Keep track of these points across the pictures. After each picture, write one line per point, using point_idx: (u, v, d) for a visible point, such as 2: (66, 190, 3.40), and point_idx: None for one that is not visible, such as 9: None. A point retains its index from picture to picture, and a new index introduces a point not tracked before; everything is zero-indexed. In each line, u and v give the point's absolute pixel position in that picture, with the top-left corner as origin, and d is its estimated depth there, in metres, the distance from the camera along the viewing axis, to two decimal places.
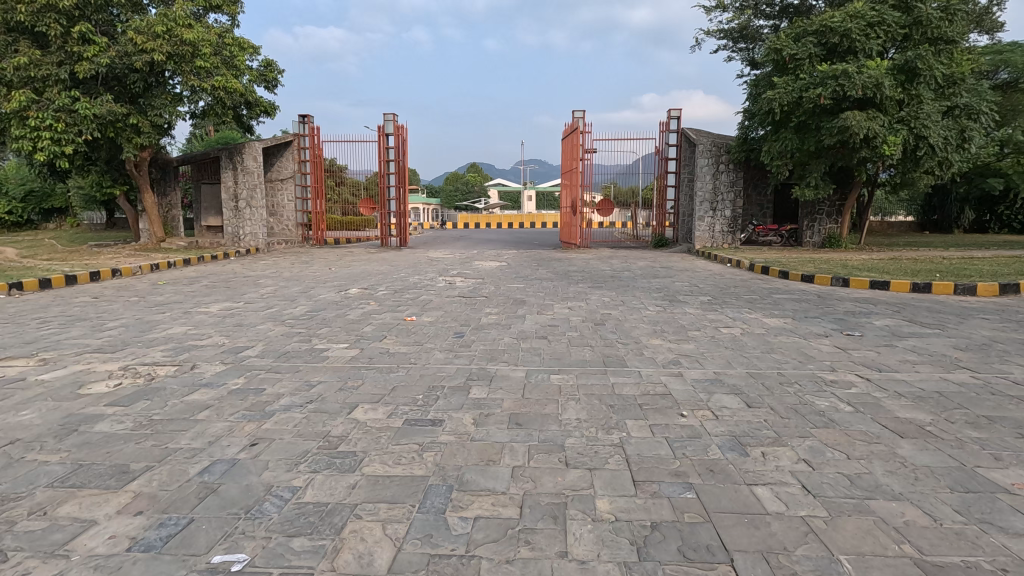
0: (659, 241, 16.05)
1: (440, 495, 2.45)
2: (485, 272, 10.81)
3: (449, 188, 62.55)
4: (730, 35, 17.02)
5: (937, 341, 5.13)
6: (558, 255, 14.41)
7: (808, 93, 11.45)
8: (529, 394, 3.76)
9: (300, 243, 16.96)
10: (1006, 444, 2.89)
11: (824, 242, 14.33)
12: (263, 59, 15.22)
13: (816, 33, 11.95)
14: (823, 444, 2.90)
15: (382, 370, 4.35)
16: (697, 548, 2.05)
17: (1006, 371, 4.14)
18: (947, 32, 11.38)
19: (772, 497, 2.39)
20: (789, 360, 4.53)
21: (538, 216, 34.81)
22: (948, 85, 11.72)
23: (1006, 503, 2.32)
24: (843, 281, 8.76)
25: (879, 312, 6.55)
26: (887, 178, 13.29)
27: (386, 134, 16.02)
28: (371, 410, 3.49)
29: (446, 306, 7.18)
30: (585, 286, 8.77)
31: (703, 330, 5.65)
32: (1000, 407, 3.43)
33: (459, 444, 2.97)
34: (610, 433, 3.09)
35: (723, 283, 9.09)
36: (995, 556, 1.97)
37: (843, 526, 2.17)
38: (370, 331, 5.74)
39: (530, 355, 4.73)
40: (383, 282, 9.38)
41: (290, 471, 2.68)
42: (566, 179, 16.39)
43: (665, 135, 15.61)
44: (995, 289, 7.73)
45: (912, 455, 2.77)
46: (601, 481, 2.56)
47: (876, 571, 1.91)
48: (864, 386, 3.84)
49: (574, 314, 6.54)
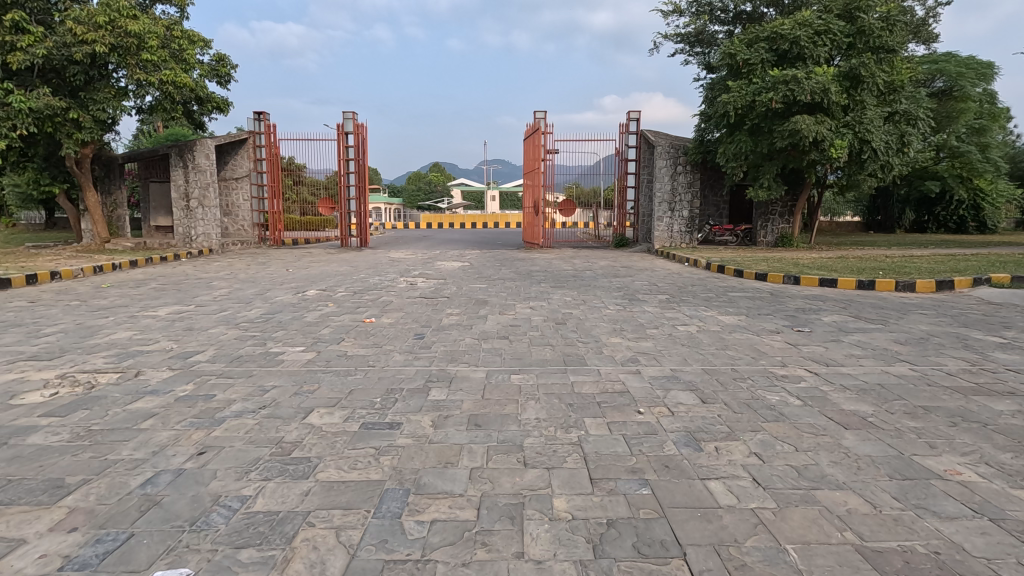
0: (620, 242, 16.28)
1: (396, 500, 2.41)
2: (447, 272, 10.78)
3: (412, 188, 62.04)
4: (687, 40, 17.46)
5: (880, 335, 5.38)
6: (522, 255, 14.48)
7: (760, 97, 11.83)
8: (489, 394, 3.75)
9: (256, 243, 16.48)
10: (941, 432, 3.05)
11: (777, 242, 14.86)
12: (214, 52, 14.71)
13: (768, 39, 12.38)
14: (773, 438, 3.00)
15: (339, 373, 4.26)
16: (651, 544, 2.08)
17: (941, 363, 4.40)
18: (888, 41, 11.85)
19: (724, 491, 2.44)
20: (742, 356, 4.66)
21: (501, 216, 34.84)
22: (889, 92, 12.31)
23: (939, 488, 2.44)
24: (794, 280, 9.08)
25: (827, 308, 6.84)
26: (835, 180, 13.80)
27: (346, 133, 15.74)
28: (327, 414, 3.41)
29: (407, 307, 7.10)
30: (548, 286, 8.82)
31: (660, 328, 5.75)
32: (935, 397, 3.62)
33: (417, 447, 2.93)
34: (568, 432, 3.10)
35: (682, 282, 9.31)
36: (928, 540, 2.08)
37: (790, 517, 2.24)
38: (329, 334, 5.62)
39: (491, 356, 4.72)
40: (342, 283, 9.22)
41: (240, 480, 2.58)
42: (529, 179, 16.46)
43: (625, 136, 15.82)
44: (931, 286, 8.18)
45: (856, 446, 2.88)
46: (558, 480, 2.57)
47: (821, 558, 1.98)
48: (813, 380, 3.99)
49: (536, 314, 6.56)
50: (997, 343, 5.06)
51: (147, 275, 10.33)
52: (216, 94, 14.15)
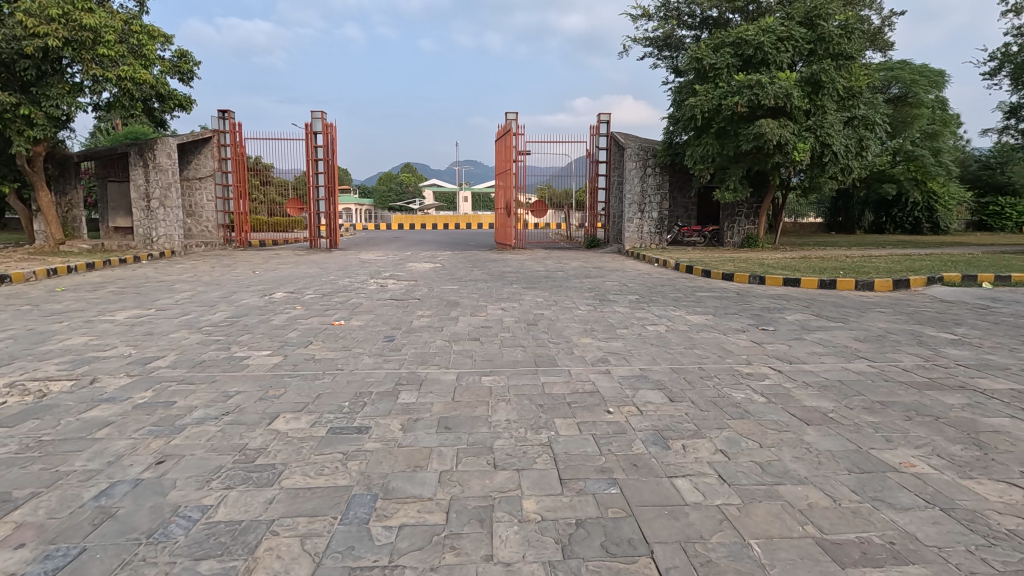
0: (591, 242, 16.41)
1: (363, 505, 2.37)
2: (418, 273, 10.68)
3: (384, 188, 61.41)
4: (655, 44, 17.75)
5: (841, 333, 5.55)
6: (494, 255, 14.45)
7: (725, 101, 12.12)
8: (460, 396, 3.73)
9: (221, 245, 16.05)
10: (897, 426, 3.16)
11: (743, 242, 15.24)
12: (176, 48, 14.29)
13: (733, 45, 12.68)
14: (738, 435, 3.05)
15: (306, 377, 4.18)
16: (619, 543, 2.09)
17: (897, 359, 4.56)
18: (846, 48, 12.24)
19: (690, 489, 2.48)
20: (709, 355, 4.75)
21: (474, 216, 34.70)
22: (848, 97, 12.72)
23: (895, 481, 2.53)
24: (759, 279, 9.31)
25: (791, 307, 7.03)
26: (798, 182, 14.19)
27: (314, 132, 15.48)
28: (293, 420, 3.34)
29: (377, 309, 7.02)
30: (520, 287, 8.84)
31: (630, 328, 5.82)
32: (892, 392, 3.76)
33: (386, 451, 2.90)
34: (538, 433, 3.11)
35: (651, 282, 9.43)
36: (884, 531, 2.15)
37: (754, 512, 2.29)
38: (296, 337, 5.51)
39: (462, 358, 4.70)
40: (310, 285, 9.06)
41: (200, 489, 2.51)
42: (501, 180, 16.46)
43: (595, 138, 15.94)
44: (889, 284, 8.48)
45: (817, 441, 2.97)
46: (528, 481, 2.57)
47: (783, 552, 2.03)
48: (776, 378, 4.08)
49: (508, 315, 6.57)
50: (949, 339, 5.27)
51: (105, 278, 9.95)
52: (177, 92, 13.77)
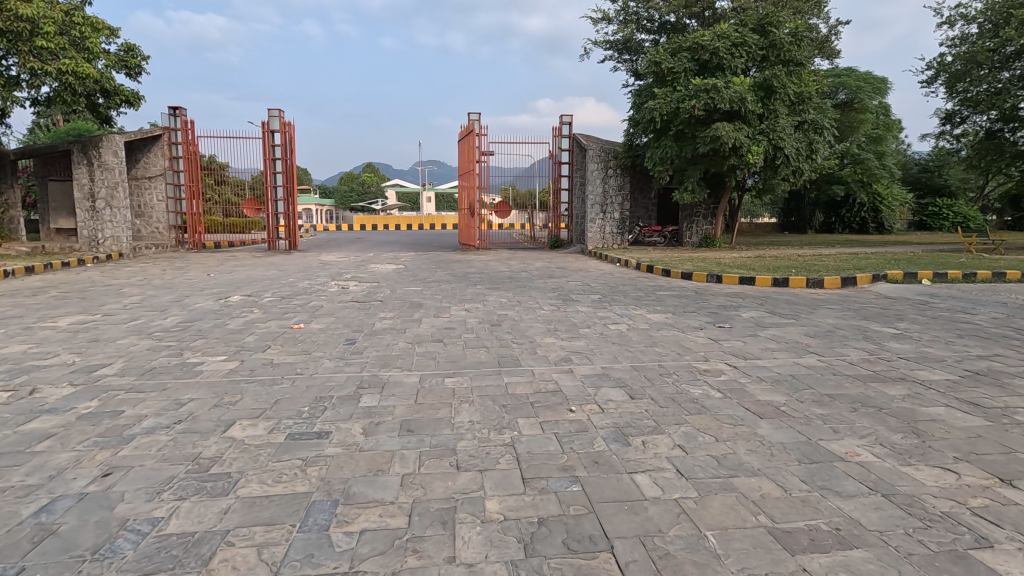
0: (555, 242, 16.54)
1: (323, 512, 2.33)
2: (380, 275, 10.54)
3: (345, 188, 60.35)
4: (616, 47, 18.06)
5: (793, 329, 5.77)
6: (458, 256, 14.40)
7: (683, 104, 12.42)
8: (423, 399, 3.70)
9: (173, 247, 15.45)
10: (843, 418, 3.31)
11: (702, 242, 15.66)
12: (122, 42, 13.69)
13: (690, 49, 13.00)
14: (696, 430, 3.14)
15: (264, 383, 4.06)
16: (580, 540, 2.12)
17: (844, 354, 4.78)
18: (796, 55, 12.72)
19: (649, 483, 2.54)
20: (669, 353, 4.86)
21: (438, 217, 34.44)
22: (799, 102, 13.21)
23: (841, 469, 2.65)
24: (717, 278, 9.59)
25: (746, 305, 7.26)
26: (753, 184, 14.66)
27: (271, 131, 15.08)
28: (250, 427, 3.25)
29: (338, 311, 6.90)
30: (484, 288, 8.83)
31: (593, 327, 5.91)
32: (839, 385, 3.94)
33: (347, 456, 2.85)
34: (502, 433, 3.12)
35: (613, 282, 9.58)
36: (831, 518, 2.25)
37: (710, 504, 2.36)
38: (253, 341, 5.36)
39: (425, 360, 4.67)
40: (268, 288, 8.83)
41: (151, 502, 2.41)
42: (464, 181, 16.40)
43: (558, 139, 16.06)
44: (837, 282, 8.86)
45: (770, 434, 3.08)
46: (491, 481, 2.57)
47: (737, 542, 2.09)
48: (732, 373, 4.21)
49: (471, 316, 6.56)
50: (892, 334, 5.55)
51: (46, 283, 9.45)
52: (124, 87, 13.20)
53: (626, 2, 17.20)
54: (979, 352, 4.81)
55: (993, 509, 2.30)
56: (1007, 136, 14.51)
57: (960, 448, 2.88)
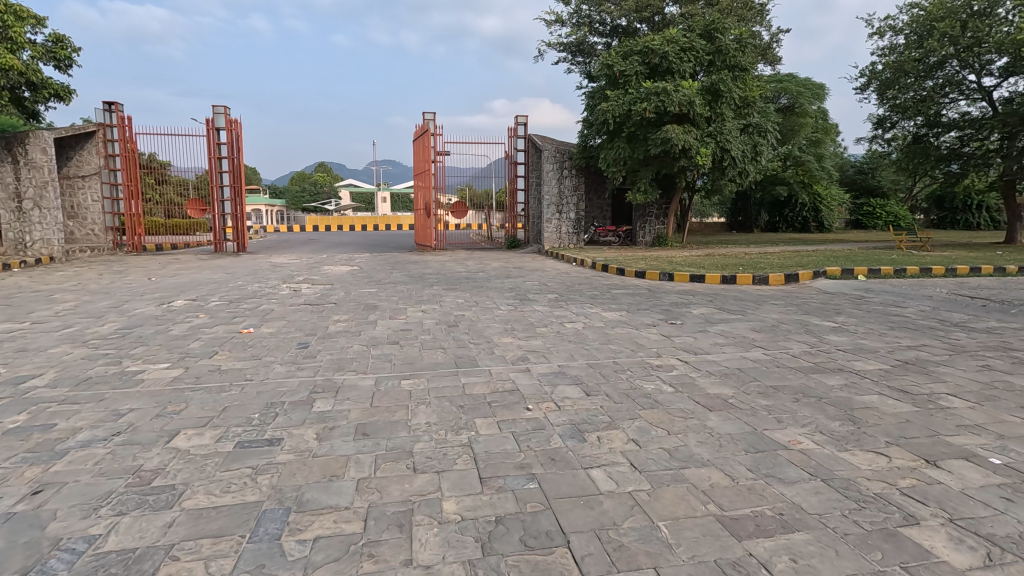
0: (512, 242, 16.59)
1: (275, 520, 2.27)
2: (334, 277, 10.32)
3: (296, 188, 58.71)
4: (569, 49, 18.31)
5: (740, 324, 6.01)
6: (414, 257, 14.24)
7: (635, 107, 12.69)
8: (379, 402, 3.65)
9: (110, 250, 14.63)
10: (787, 408, 3.47)
11: (654, 241, 16.07)
12: (50, 32, 12.89)
13: (641, 53, 13.32)
14: (649, 424, 3.23)
15: (211, 391, 3.90)
16: (537, 536, 2.15)
17: (787, 347, 5.01)
18: (741, 60, 13.23)
19: (605, 478, 2.59)
20: (623, 349, 4.97)
21: (392, 217, 33.94)
22: (744, 106, 13.72)
23: (784, 457, 2.78)
24: (669, 276, 9.85)
25: (697, 302, 7.50)
26: (702, 185, 15.15)
27: (216, 129, 14.51)
28: (196, 436, 3.12)
29: (290, 314, 6.70)
30: (441, 289, 8.77)
31: (549, 326, 5.97)
32: (783, 376, 4.13)
33: (300, 463, 2.78)
34: (459, 434, 3.12)
35: (569, 281, 9.70)
36: (775, 503, 2.35)
37: (662, 496, 2.43)
38: (198, 347, 5.15)
39: (380, 362, 4.60)
40: (215, 292, 8.49)
41: (87, 519, 2.28)
42: (420, 181, 16.24)
43: (513, 140, 16.11)
44: (781, 278, 9.27)
45: (719, 426, 3.19)
46: (448, 482, 2.57)
47: (688, 531, 2.17)
48: (684, 368, 4.34)
49: (428, 317, 6.50)
50: (831, 327, 5.85)
51: None
52: (53, 81, 12.45)
53: (579, 5, 17.48)
54: (909, 343, 5.13)
55: (919, 488, 2.46)
56: (931, 140, 15.60)
57: (891, 433, 3.07)
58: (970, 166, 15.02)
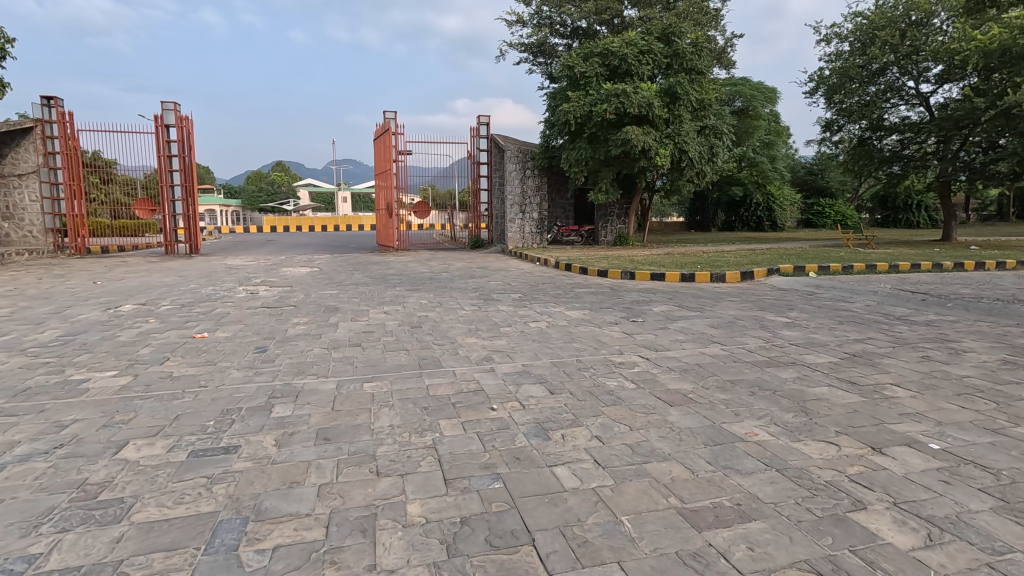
0: (475, 242, 16.53)
1: (232, 530, 2.20)
2: (293, 279, 10.06)
3: (252, 188, 56.97)
4: (530, 49, 18.40)
5: (699, 321, 6.16)
6: (377, 258, 14.03)
7: (596, 108, 12.87)
8: (341, 406, 3.58)
9: (51, 252, 13.85)
10: (744, 401, 3.58)
11: (616, 241, 16.32)
12: None
13: (600, 55, 13.52)
14: (611, 420, 3.27)
15: (162, 398, 3.75)
16: (502, 535, 2.15)
17: (743, 342, 5.18)
18: (697, 64, 13.58)
19: (568, 475, 2.61)
20: (586, 347, 5.03)
21: (353, 218, 33.37)
22: (700, 109, 14.06)
23: (741, 449, 2.86)
24: (630, 275, 10.02)
25: (657, 300, 7.66)
26: (661, 185, 15.47)
27: (166, 126, 13.94)
28: (146, 446, 2.99)
29: (247, 318, 6.50)
30: (403, 290, 8.67)
31: (513, 326, 5.98)
32: (739, 371, 4.26)
33: (257, 470, 2.70)
34: (423, 435, 3.09)
35: (533, 280, 9.74)
36: (733, 495, 2.42)
37: (626, 490, 2.47)
38: (149, 353, 4.93)
39: (342, 365, 4.51)
40: (166, 295, 8.15)
41: (26, 537, 2.16)
42: (381, 180, 16.01)
43: (476, 140, 16.08)
44: (737, 276, 9.56)
45: (679, 420, 3.27)
46: (412, 485, 2.54)
47: (650, 524, 2.21)
48: (645, 365, 4.43)
49: (391, 319, 6.42)
50: (784, 322, 6.06)
51: None
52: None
53: (540, 6, 17.60)
54: (856, 336, 5.38)
55: (867, 474, 2.58)
56: (875, 143, 16.38)
57: (840, 423, 3.21)
58: (910, 167, 15.76)
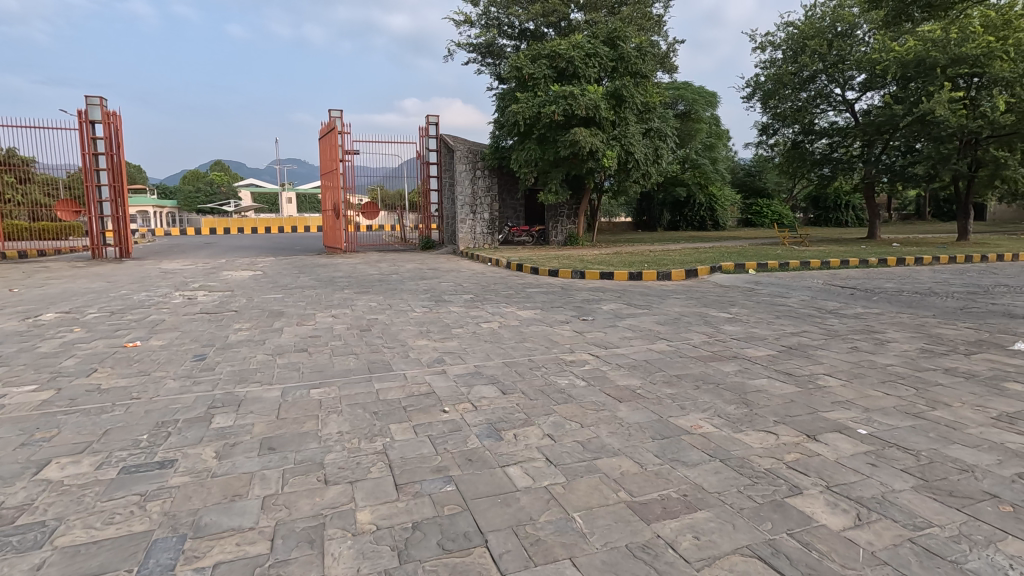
0: (426, 243, 16.34)
1: (168, 549, 2.08)
2: (234, 283, 9.66)
3: (189, 188, 54.26)
4: (478, 50, 18.39)
5: (647, 318, 6.33)
6: (323, 260, 13.65)
7: (544, 109, 13.01)
8: (286, 414, 3.46)
9: None
10: (689, 395, 3.70)
11: (566, 240, 16.53)
12: None
13: (548, 57, 13.69)
14: (563, 418, 3.31)
15: (88, 413, 3.50)
16: (455, 538, 2.13)
17: (688, 337, 5.36)
18: (641, 67, 13.93)
19: (521, 474, 2.62)
20: (537, 347, 5.07)
21: (299, 219, 32.35)
22: (645, 111, 14.44)
23: (687, 442, 2.96)
24: (580, 274, 10.17)
25: (607, 298, 7.81)
26: (609, 186, 15.78)
27: (92, 122, 13.07)
28: (71, 464, 2.79)
29: (184, 325, 6.18)
30: (352, 292, 8.47)
31: (465, 327, 5.96)
32: (685, 366, 4.40)
33: (196, 484, 2.58)
34: (373, 441, 3.02)
35: (484, 281, 9.73)
36: (680, 486, 2.50)
37: (577, 487, 2.50)
38: (73, 365, 4.61)
39: (287, 371, 4.36)
40: (93, 303, 7.64)
41: None
42: (327, 180, 15.60)
43: (425, 139, 15.91)
44: (682, 274, 9.87)
45: (628, 416, 3.34)
46: (362, 492, 2.48)
47: (601, 519, 2.25)
48: (595, 362, 4.50)
49: (339, 322, 6.27)
50: (726, 318, 6.31)
51: None
52: None
53: (487, 7, 17.68)
54: (792, 330, 5.66)
55: (802, 461, 2.72)
56: (807, 146, 17.26)
57: (778, 412, 3.37)
58: (838, 170, 16.77)
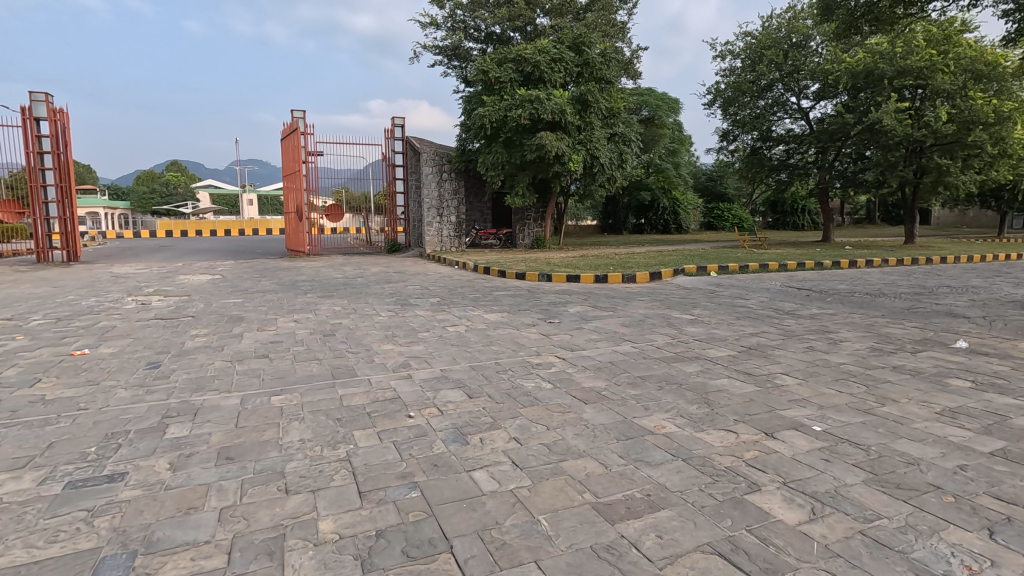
0: (392, 246, 16.15)
1: (116, 567, 1.99)
2: (191, 287, 9.34)
3: (143, 189, 52.22)
4: (445, 52, 18.32)
5: (612, 320, 6.41)
6: (286, 263, 13.34)
7: (511, 113, 13.06)
8: (245, 422, 3.36)
9: None
10: (653, 396, 3.77)
11: (533, 243, 16.59)
12: None
13: (514, 61, 13.76)
14: (529, 421, 3.32)
15: (31, 425, 3.32)
16: (419, 545, 2.11)
17: (652, 339, 5.45)
18: (606, 73, 14.14)
19: (487, 478, 2.62)
20: (505, 350, 5.07)
21: (260, 221, 31.53)
22: (610, 116, 14.66)
23: (651, 442, 3.00)
24: (547, 277, 10.22)
25: (574, 301, 7.88)
26: (575, 189, 15.95)
27: (36, 119, 12.45)
28: (11, 481, 2.64)
29: (137, 331, 5.94)
30: (315, 296, 8.30)
31: (431, 330, 5.91)
32: (649, 367, 4.47)
33: (148, 498, 2.47)
34: (336, 448, 2.97)
35: (451, 284, 9.67)
36: (643, 486, 2.54)
37: (542, 489, 2.51)
38: (14, 375, 4.36)
39: (247, 378, 4.23)
40: (38, 309, 7.26)
41: None
42: (289, 182, 15.25)
43: (391, 142, 15.73)
44: (647, 276, 10.04)
45: (594, 417, 3.37)
46: (324, 501, 2.43)
47: (566, 521, 2.26)
48: (561, 365, 4.53)
49: (301, 327, 6.13)
50: (689, 319, 6.45)
51: None
52: None
53: (453, 10, 17.66)
54: (751, 330, 5.83)
55: (761, 459, 2.80)
56: (765, 152, 17.83)
57: (738, 411, 3.46)
58: (795, 175, 17.51)
